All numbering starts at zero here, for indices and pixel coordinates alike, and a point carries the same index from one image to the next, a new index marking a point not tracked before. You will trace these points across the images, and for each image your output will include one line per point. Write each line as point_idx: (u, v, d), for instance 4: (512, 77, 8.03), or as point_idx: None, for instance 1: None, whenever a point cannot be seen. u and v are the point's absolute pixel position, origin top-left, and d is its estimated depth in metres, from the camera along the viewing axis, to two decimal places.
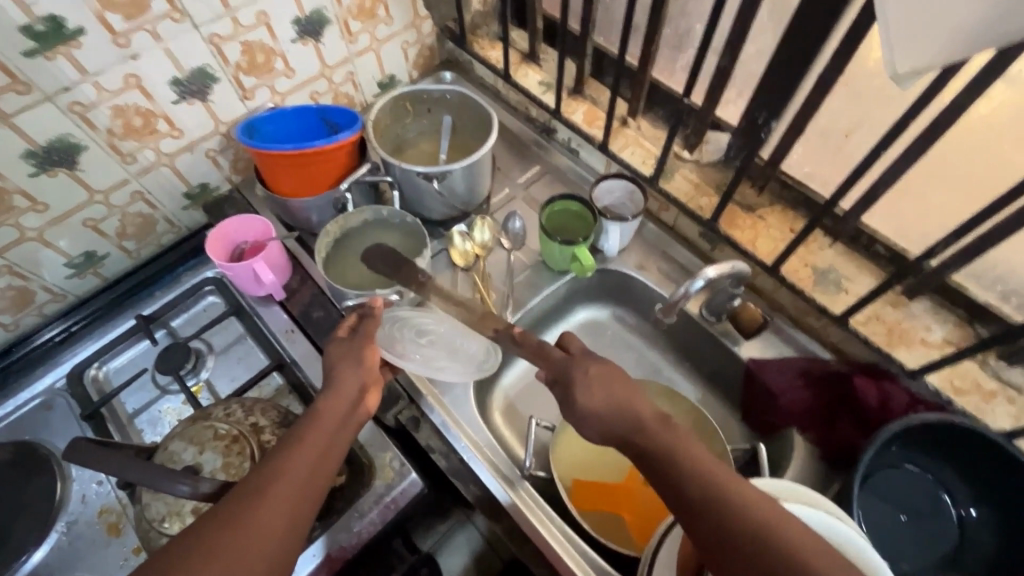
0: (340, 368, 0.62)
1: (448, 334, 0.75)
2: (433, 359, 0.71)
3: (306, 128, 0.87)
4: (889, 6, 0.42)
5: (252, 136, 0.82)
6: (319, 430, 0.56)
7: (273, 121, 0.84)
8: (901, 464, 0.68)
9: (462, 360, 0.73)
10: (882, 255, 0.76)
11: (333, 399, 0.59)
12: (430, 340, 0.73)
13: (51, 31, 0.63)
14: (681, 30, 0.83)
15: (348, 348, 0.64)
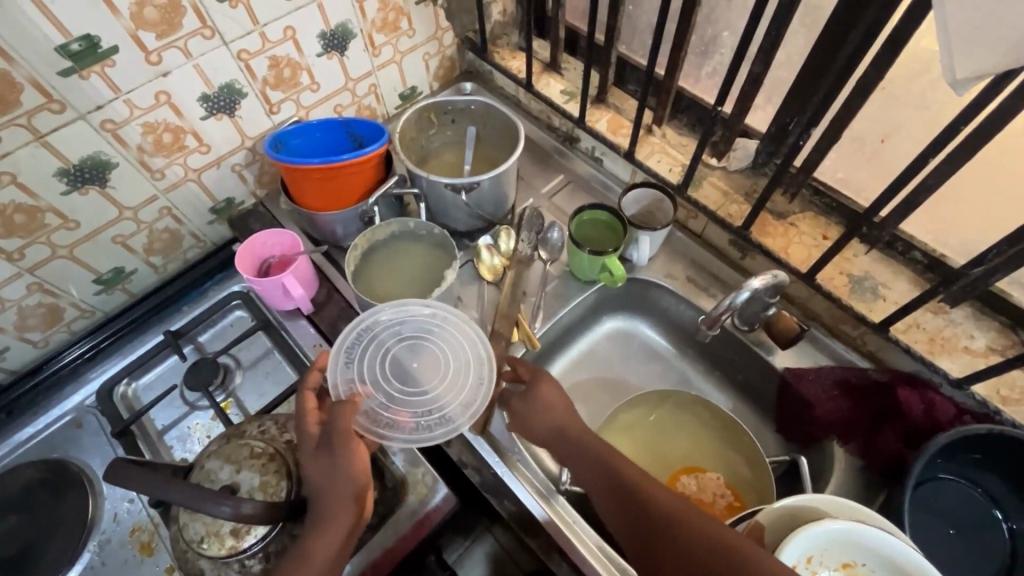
0: (324, 476, 0.58)
1: (428, 358, 0.71)
2: (428, 403, 0.68)
3: (331, 141, 0.87)
4: (946, 10, 0.41)
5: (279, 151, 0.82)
6: (313, 553, 0.54)
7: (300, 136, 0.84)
8: (950, 477, 0.66)
9: (459, 382, 0.69)
10: (920, 261, 0.74)
11: (324, 515, 0.56)
12: (413, 378, 0.70)
13: (85, 50, 0.63)
14: (708, 37, 0.82)
15: (327, 449, 0.59)
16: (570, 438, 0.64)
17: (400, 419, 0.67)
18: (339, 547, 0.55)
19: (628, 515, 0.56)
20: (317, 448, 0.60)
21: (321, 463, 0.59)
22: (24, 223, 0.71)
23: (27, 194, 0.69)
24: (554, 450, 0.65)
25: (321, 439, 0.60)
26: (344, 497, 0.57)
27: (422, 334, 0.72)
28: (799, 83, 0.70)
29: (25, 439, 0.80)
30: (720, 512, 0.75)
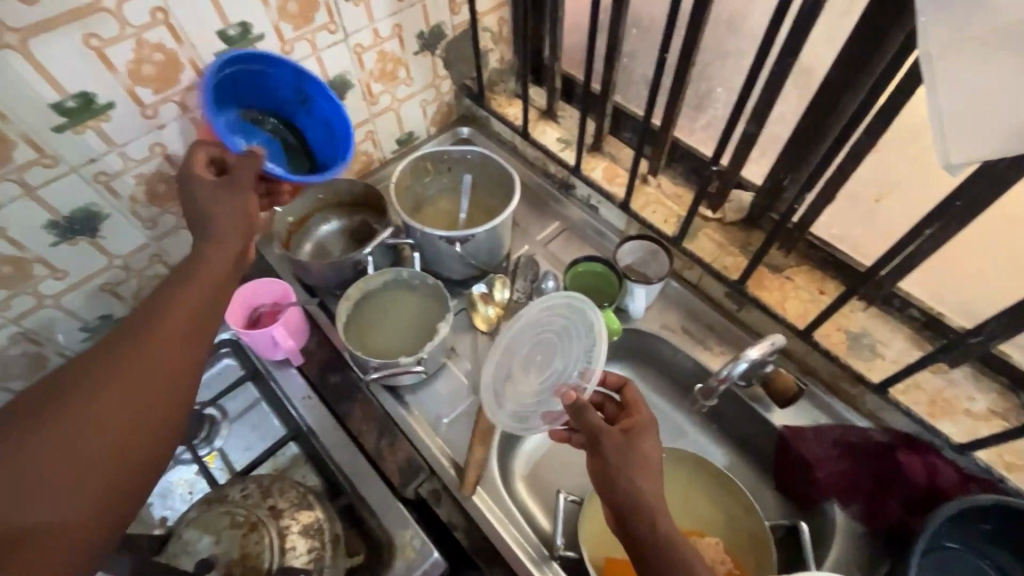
0: (151, 352, 0.49)
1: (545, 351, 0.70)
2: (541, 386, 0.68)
3: None
4: (938, 94, 0.41)
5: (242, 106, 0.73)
6: (78, 446, 0.43)
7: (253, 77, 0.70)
8: (959, 548, 0.63)
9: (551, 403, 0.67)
10: (917, 318, 0.74)
11: (100, 394, 0.46)
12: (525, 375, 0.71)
13: (81, 106, 0.63)
14: (702, 92, 0.84)
15: (179, 309, 0.53)
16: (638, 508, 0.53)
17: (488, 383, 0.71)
18: (151, 445, 0.47)
19: None
20: (151, 318, 0.52)
21: (142, 333, 0.50)
22: (10, 274, 0.70)
23: (15, 246, 0.68)
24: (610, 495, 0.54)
25: (163, 301, 0.53)
26: (178, 393, 0.50)
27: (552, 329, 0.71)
28: (792, 143, 0.71)
29: None
30: None
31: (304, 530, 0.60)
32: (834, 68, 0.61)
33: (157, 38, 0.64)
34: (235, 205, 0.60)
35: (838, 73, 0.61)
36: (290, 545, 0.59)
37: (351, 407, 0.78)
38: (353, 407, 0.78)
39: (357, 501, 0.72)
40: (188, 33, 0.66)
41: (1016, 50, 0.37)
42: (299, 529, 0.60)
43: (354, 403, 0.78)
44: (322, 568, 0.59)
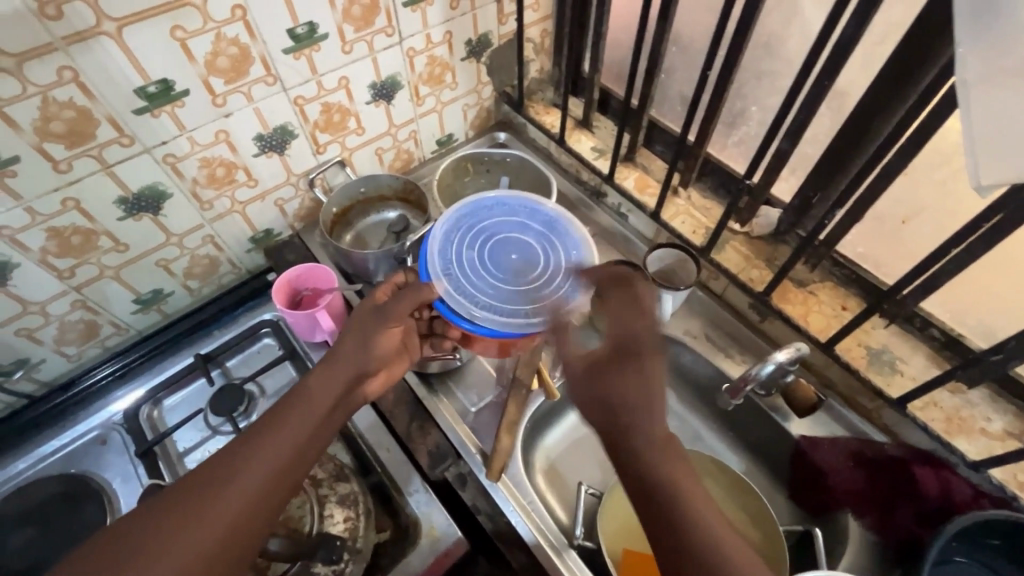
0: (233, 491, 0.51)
1: (537, 248, 0.65)
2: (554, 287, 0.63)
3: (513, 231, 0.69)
4: (972, 121, 0.44)
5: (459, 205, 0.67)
6: (167, 547, 0.47)
7: (467, 267, 0.63)
8: (968, 561, 0.65)
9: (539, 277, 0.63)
10: (937, 338, 0.76)
11: (177, 531, 0.48)
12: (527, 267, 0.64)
13: (161, 91, 0.68)
14: (736, 110, 0.87)
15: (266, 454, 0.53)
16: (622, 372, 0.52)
17: (518, 283, 0.62)
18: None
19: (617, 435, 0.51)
20: (241, 459, 0.53)
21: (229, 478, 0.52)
22: (79, 244, 0.74)
23: (87, 218, 0.73)
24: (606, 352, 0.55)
25: (261, 438, 0.54)
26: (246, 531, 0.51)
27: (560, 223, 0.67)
28: (823, 162, 0.74)
29: (50, 453, 0.81)
30: None
31: (340, 500, 0.64)
32: (868, 92, 0.64)
33: (234, 33, 0.69)
34: (387, 335, 0.64)
35: (871, 96, 0.64)
36: (328, 513, 0.63)
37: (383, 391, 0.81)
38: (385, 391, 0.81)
39: (387, 480, 0.76)
40: (262, 30, 0.71)
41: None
42: (336, 498, 0.65)
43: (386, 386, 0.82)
44: (357, 536, 0.63)
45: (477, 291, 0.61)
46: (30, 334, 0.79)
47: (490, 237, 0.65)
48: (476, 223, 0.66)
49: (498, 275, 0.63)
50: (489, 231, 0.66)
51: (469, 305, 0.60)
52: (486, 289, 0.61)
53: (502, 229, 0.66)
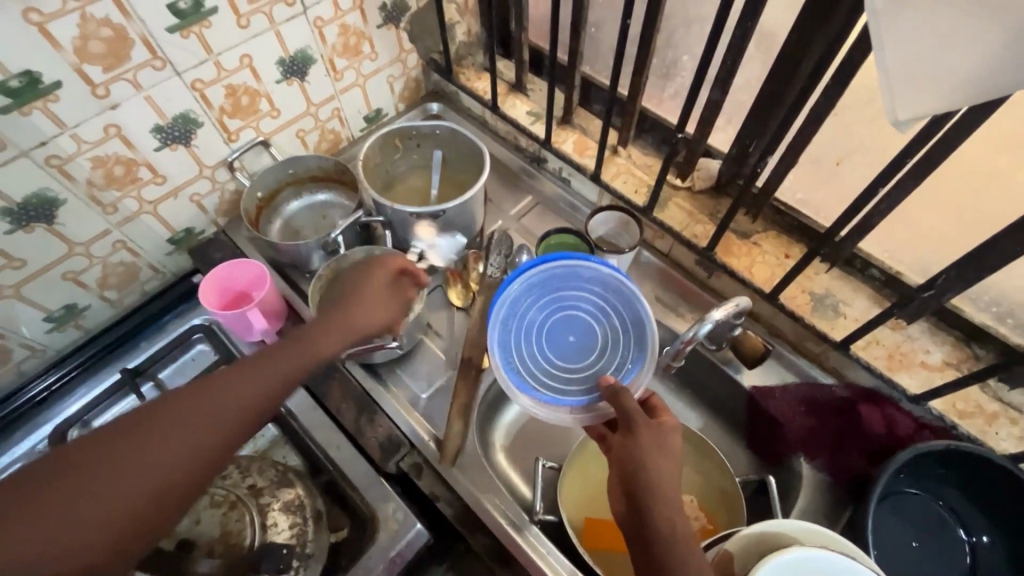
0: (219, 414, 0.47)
1: (598, 340, 0.71)
2: (583, 386, 0.69)
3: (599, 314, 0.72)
4: (884, 48, 0.41)
5: (559, 270, 0.72)
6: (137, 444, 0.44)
7: (525, 330, 0.71)
8: (915, 492, 0.68)
9: (599, 359, 0.70)
10: (877, 277, 0.76)
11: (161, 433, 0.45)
12: (588, 346, 0.71)
13: (26, 86, 0.61)
14: (668, 61, 0.84)
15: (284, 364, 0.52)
16: (637, 479, 0.54)
17: (563, 361, 0.70)
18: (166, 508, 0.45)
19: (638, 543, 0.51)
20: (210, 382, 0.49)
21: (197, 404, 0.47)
22: None
23: None
24: (620, 464, 0.57)
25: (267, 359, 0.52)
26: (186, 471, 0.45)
27: (643, 329, 0.70)
28: (756, 109, 0.72)
29: None
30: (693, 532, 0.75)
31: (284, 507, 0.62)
32: (791, 33, 0.62)
33: (102, 12, 0.61)
34: (370, 293, 0.62)
35: (793, 36, 0.62)
36: (272, 522, 0.61)
37: (328, 387, 0.78)
38: (329, 387, 0.78)
39: (339, 477, 0.73)
40: (135, 7, 0.63)
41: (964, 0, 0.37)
42: (279, 506, 0.62)
43: (331, 382, 0.79)
44: (305, 542, 0.61)
45: (516, 351, 0.70)
46: None
47: (564, 307, 0.72)
48: (560, 289, 0.72)
49: (547, 346, 0.71)
50: (568, 301, 0.72)
51: (501, 361, 0.69)
52: (531, 353, 0.71)
53: (578, 304, 0.72)
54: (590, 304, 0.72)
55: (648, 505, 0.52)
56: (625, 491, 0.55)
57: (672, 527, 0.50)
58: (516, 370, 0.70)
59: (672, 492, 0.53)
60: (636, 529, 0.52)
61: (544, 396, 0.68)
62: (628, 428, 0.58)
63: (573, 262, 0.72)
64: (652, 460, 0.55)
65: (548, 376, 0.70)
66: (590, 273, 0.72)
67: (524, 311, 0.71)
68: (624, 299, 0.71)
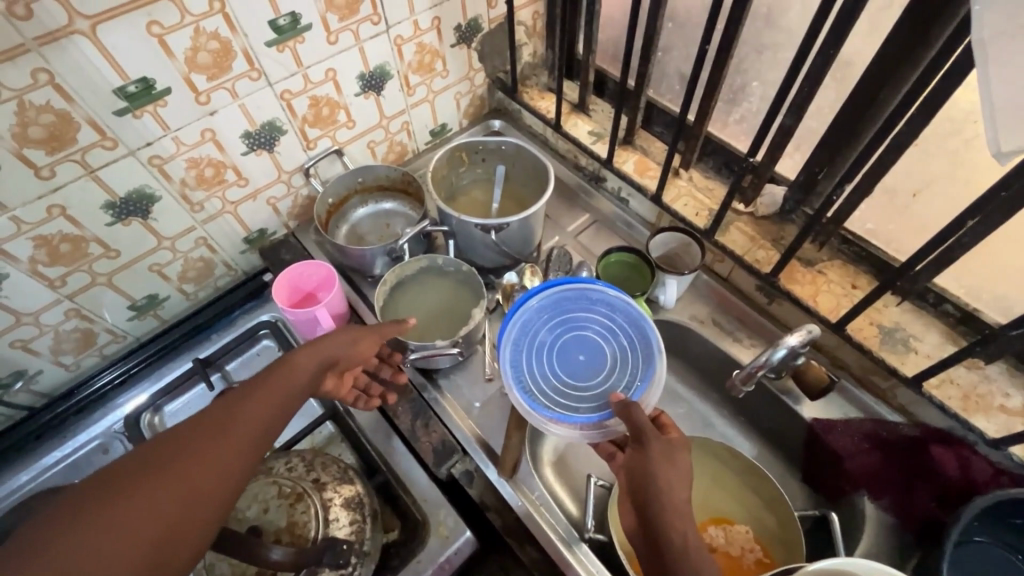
0: (182, 468, 0.46)
1: (608, 359, 0.71)
2: (593, 403, 0.68)
3: (607, 334, 0.72)
4: (989, 80, 0.40)
5: (567, 290, 0.74)
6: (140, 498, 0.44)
7: (536, 350, 0.72)
8: (994, 544, 0.64)
9: (606, 378, 0.70)
10: (952, 314, 0.74)
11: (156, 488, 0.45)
12: (594, 366, 0.71)
13: (141, 91, 0.66)
14: (736, 86, 0.84)
15: (246, 411, 0.52)
16: (648, 493, 0.55)
17: (572, 380, 0.70)
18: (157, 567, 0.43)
19: (653, 553, 0.52)
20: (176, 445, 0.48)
21: (152, 472, 0.46)
22: (69, 252, 0.73)
23: (74, 225, 0.71)
24: (632, 481, 0.58)
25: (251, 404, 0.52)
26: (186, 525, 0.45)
27: (651, 348, 0.70)
28: (830, 137, 0.71)
29: (54, 462, 0.82)
30: (748, 568, 0.73)
31: (346, 503, 0.63)
32: (875, 62, 0.61)
33: (213, 26, 0.66)
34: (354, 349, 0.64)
35: (877, 65, 0.61)
36: (334, 517, 0.62)
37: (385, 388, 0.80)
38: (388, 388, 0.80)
39: (393, 479, 0.75)
40: (241, 23, 0.68)
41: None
42: (341, 501, 0.63)
43: (388, 385, 0.80)
44: (364, 539, 0.62)
45: (528, 368, 0.70)
46: (26, 345, 0.78)
47: (573, 328, 0.73)
48: (570, 310, 0.73)
49: (558, 364, 0.71)
50: (576, 321, 0.73)
51: (513, 379, 0.69)
52: (542, 371, 0.70)
53: (588, 325, 0.73)
54: (597, 324, 0.73)
55: (658, 517, 0.53)
56: (638, 507, 0.56)
57: (683, 537, 0.51)
58: (528, 387, 0.69)
59: (682, 502, 0.54)
60: (651, 541, 0.53)
61: (555, 414, 0.67)
62: (637, 442, 0.60)
63: (579, 286, 0.74)
64: (659, 472, 0.56)
65: (559, 393, 0.69)
66: (597, 296, 0.74)
67: (534, 329, 0.72)
68: (629, 320, 0.73)
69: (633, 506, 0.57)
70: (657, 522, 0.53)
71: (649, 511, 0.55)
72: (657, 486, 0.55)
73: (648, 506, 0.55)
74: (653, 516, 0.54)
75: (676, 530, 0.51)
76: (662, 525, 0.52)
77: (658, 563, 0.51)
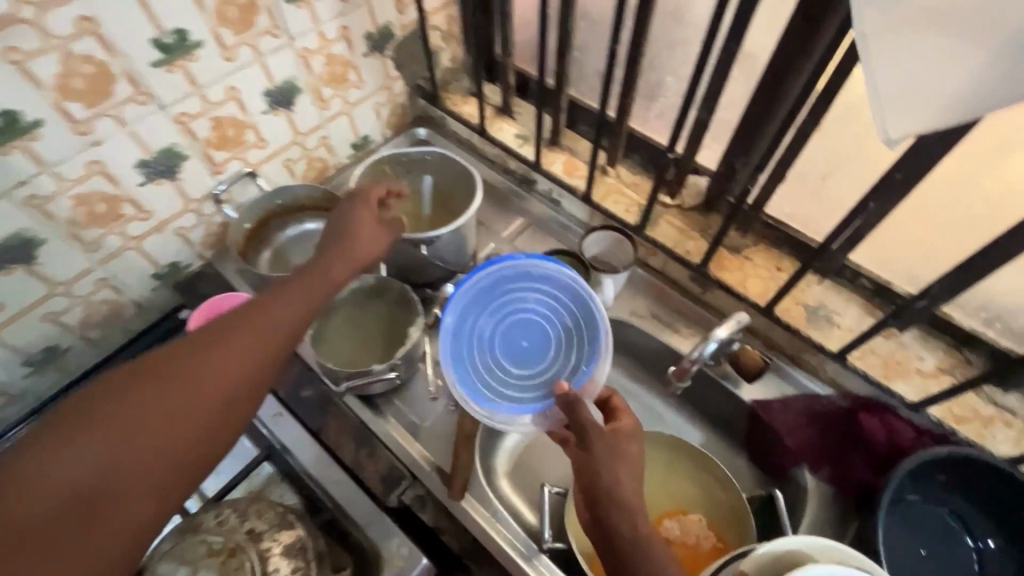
0: (201, 393, 0.51)
1: (553, 344, 0.69)
2: (538, 390, 0.69)
3: (551, 315, 0.70)
4: (873, 69, 0.41)
5: (506, 270, 0.69)
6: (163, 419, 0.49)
7: (479, 337, 0.70)
8: (922, 499, 0.68)
9: (552, 366, 0.69)
10: (867, 287, 0.78)
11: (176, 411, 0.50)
12: (540, 353, 0.70)
13: (6, 126, 0.60)
14: (652, 82, 0.85)
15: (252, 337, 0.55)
16: (597, 494, 0.56)
17: (518, 366, 0.69)
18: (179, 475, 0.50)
19: (607, 548, 0.54)
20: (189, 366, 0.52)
21: (171, 393, 0.50)
22: None
23: None
24: (580, 479, 0.58)
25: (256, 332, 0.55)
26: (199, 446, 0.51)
27: (597, 329, 0.68)
28: (741, 127, 0.73)
29: None
30: (704, 556, 0.74)
31: (286, 550, 0.59)
32: (775, 54, 0.63)
33: (85, 49, 0.61)
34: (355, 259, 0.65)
35: (778, 57, 0.63)
36: (273, 568, 0.58)
37: (325, 420, 0.77)
38: (326, 420, 0.77)
39: (341, 515, 0.71)
40: (118, 43, 0.63)
41: (956, 28, 0.37)
42: (281, 549, 0.59)
43: (326, 416, 0.78)
44: None
45: (472, 359, 0.69)
46: None
47: (516, 311, 0.70)
48: (512, 292, 0.70)
49: (503, 350, 0.70)
50: (519, 304, 0.70)
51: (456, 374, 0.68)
52: (488, 358, 0.70)
53: (532, 307, 0.70)
54: (541, 305, 0.70)
55: (608, 515, 0.55)
56: (588, 504, 0.57)
57: (633, 531, 0.53)
58: (473, 378, 0.69)
59: (630, 498, 0.55)
60: (603, 536, 0.55)
61: (501, 406, 0.69)
62: (583, 440, 0.59)
63: (518, 266, 0.69)
64: (607, 471, 0.56)
65: (504, 380, 0.69)
66: (538, 272, 0.70)
67: (476, 316, 0.69)
68: (573, 297, 0.70)
69: (584, 505, 0.58)
70: (608, 521, 0.54)
71: (600, 509, 0.56)
72: (605, 485, 0.56)
73: (598, 506, 0.56)
74: (603, 515, 0.55)
75: (629, 530, 0.54)
76: (615, 525, 0.54)
77: (615, 563, 0.53)
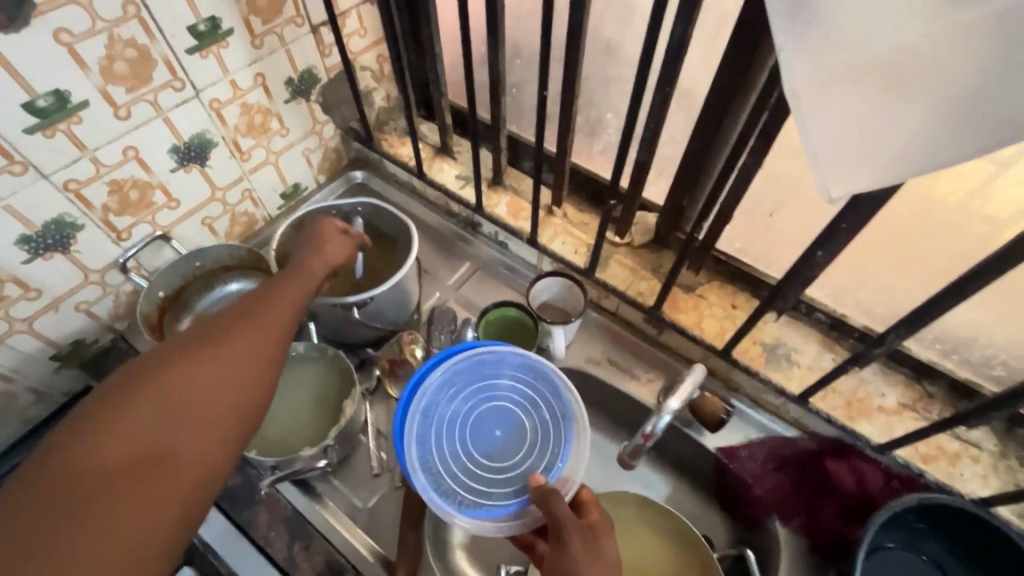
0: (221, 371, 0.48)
1: (525, 435, 0.64)
2: (508, 490, 0.62)
3: (521, 407, 0.65)
4: (805, 127, 0.38)
5: (481, 356, 0.66)
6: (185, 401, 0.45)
7: (445, 426, 0.64)
8: (898, 548, 0.64)
9: (525, 460, 0.63)
10: (824, 321, 0.76)
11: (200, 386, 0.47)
12: (512, 446, 0.64)
13: None
14: (593, 118, 0.81)
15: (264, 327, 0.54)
16: None
17: (488, 461, 0.63)
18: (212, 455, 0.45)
19: None
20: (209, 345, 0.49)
21: (189, 371, 0.47)
22: None
23: None
24: None
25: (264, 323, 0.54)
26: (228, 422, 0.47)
27: (571, 421, 0.64)
28: (683, 166, 0.70)
29: None
30: None
31: None
32: (710, 94, 0.60)
33: None
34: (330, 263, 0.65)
35: (714, 97, 0.60)
36: None
37: (253, 512, 0.69)
38: (256, 511, 0.69)
39: None
40: None
41: (888, 86, 0.34)
42: None
43: (256, 507, 0.69)
44: None
45: (435, 450, 0.63)
46: None
47: (487, 399, 0.65)
48: (483, 378, 0.65)
49: (470, 441, 0.64)
50: (491, 391, 0.65)
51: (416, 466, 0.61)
52: (453, 450, 0.63)
53: (504, 394, 0.66)
54: (514, 393, 0.66)
55: None
56: None
57: None
58: (435, 471, 0.62)
59: None
60: None
61: (465, 509, 0.61)
62: (558, 539, 0.52)
63: (496, 350, 0.66)
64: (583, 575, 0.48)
65: (470, 475, 0.63)
66: (514, 358, 0.66)
67: (443, 402, 0.64)
68: (545, 386, 0.66)
69: None
70: None
71: None
72: None
73: None
74: None
75: None
76: None
77: None
